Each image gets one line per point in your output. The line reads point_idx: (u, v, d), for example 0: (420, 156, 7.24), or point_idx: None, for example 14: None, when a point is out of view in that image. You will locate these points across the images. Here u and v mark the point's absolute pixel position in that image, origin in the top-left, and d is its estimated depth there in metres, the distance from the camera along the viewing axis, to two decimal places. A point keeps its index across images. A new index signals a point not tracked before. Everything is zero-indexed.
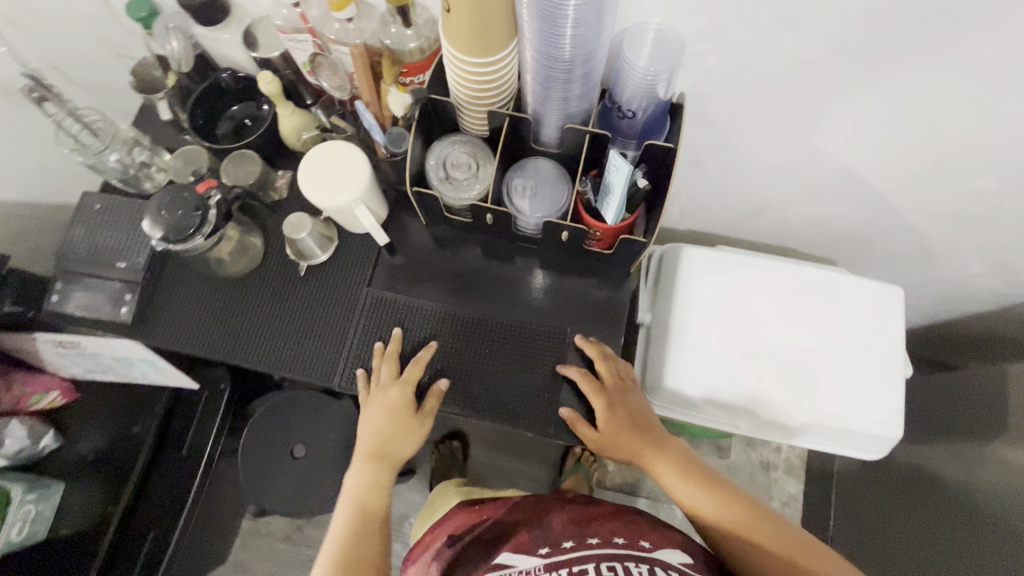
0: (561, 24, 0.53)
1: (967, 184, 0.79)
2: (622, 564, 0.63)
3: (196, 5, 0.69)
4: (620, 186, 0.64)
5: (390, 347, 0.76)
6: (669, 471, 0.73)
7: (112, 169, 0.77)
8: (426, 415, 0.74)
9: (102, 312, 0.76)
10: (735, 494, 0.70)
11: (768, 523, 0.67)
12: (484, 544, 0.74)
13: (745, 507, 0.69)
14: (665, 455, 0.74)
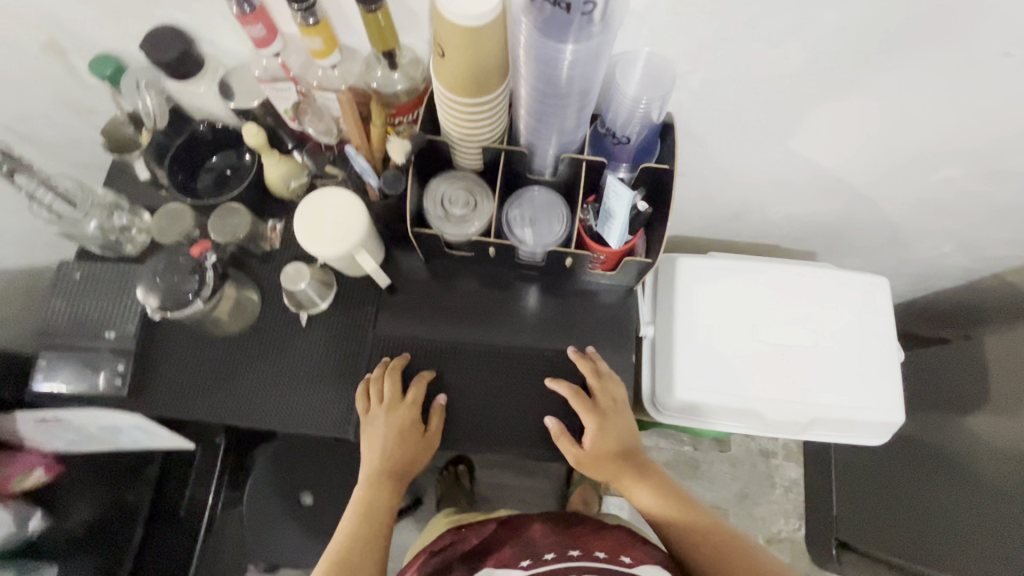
0: (559, 65, 0.53)
1: (937, 175, 0.83)
2: None
3: (170, 60, 0.67)
4: (622, 212, 0.66)
5: (393, 363, 0.76)
6: (642, 492, 0.77)
7: (92, 237, 0.74)
8: (432, 434, 0.76)
9: (95, 386, 0.72)
10: (702, 514, 0.76)
11: (734, 543, 0.73)
12: (466, 558, 0.76)
13: (713, 527, 0.74)
14: (641, 474, 0.78)
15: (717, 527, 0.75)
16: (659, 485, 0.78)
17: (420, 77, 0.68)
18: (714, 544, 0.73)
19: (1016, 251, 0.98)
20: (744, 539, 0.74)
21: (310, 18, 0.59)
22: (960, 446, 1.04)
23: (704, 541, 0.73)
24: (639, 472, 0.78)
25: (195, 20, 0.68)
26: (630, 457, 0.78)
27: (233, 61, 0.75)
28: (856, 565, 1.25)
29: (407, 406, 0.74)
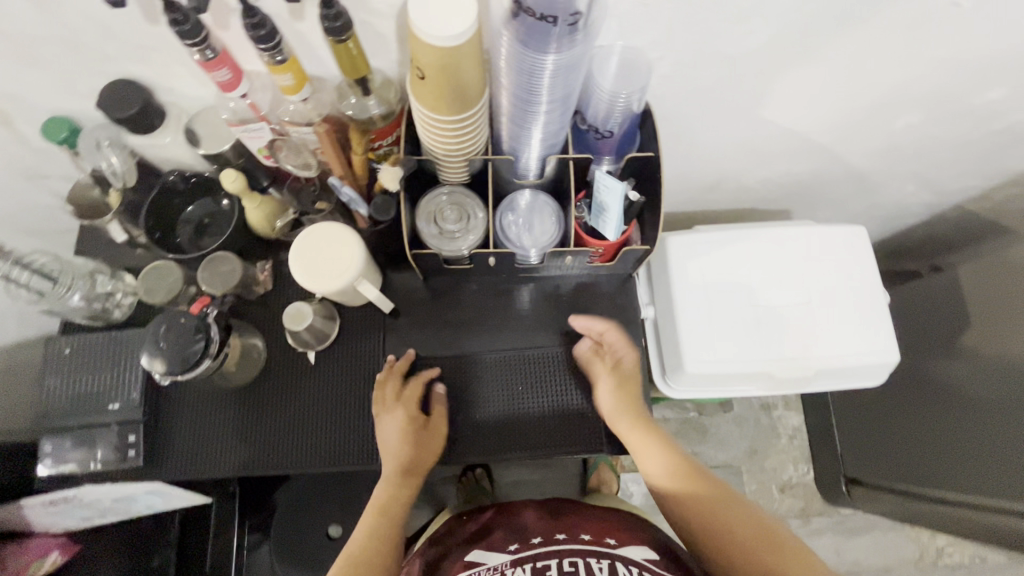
0: (540, 75, 0.54)
1: (899, 122, 0.87)
2: (583, 559, 0.64)
3: (133, 115, 0.64)
4: (615, 205, 0.67)
5: (399, 364, 0.77)
6: (650, 459, 0.77)
7: (76, 310, 0.71)
8: (432, 430, 0.75)
9: (110, 460, 0.70)
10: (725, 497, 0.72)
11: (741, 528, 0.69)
12: (462, 547, 0.74)
13: (727, 507, 0.71)
14: (660, 441, 0.77)
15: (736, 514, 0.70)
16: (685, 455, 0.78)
17: (395, 98, 0.68)
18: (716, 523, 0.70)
19: (975, 182, 1.04)
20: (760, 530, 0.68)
21: (278, 55, 0.57)
22: (946, 372, 1.10)
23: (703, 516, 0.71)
24: (662, 439, 0.77)
25: (152, 71, 0.66)
26: (652, 421, 0.78)
27: (198, 106, 0.72)
28: (866, 497, 1.30)
29: (402, 403, 0.74)
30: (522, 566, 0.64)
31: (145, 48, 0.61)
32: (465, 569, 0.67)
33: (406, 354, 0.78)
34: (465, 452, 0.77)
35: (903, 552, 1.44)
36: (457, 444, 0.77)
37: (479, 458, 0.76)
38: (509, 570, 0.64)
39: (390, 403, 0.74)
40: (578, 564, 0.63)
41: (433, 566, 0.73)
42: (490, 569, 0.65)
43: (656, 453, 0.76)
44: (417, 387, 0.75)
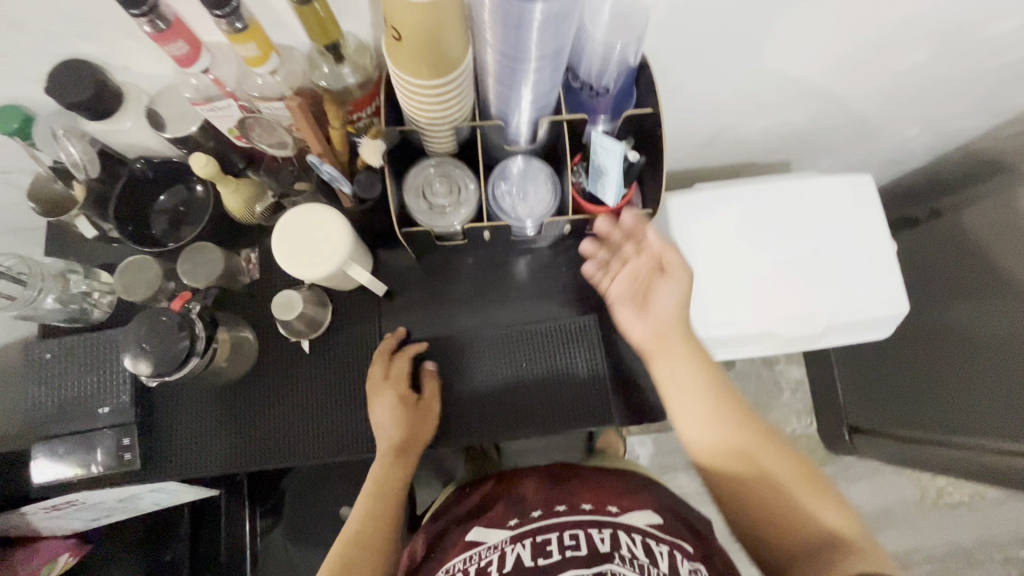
0: (528, 28, 0.49)
1: (905, 61, 0.82)
2: (585, 530, 0.62)
3: (86, 100, 0.59)
4: (615, 168, 0.63)
5: (387, 343, 0.74)
6: (688, 414, 0.67)
7: (53, 313, 0.67)
8: (427, 408, 0.73)
9: (105, 466, 0.67)
10: (768, 460, 0.64)
11: (779, 503, 0.62)
12: (461, 523, 0.72)
13: (768, 475, 0.63)
14: (701, 389, 0.67)
15: (779, 485, 0.63)
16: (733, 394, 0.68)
17: (370, 63, 0.62)
18: (753, 496, 0.63)
19: (980, 120, 1.00)
20: (799, 503, 0.62)
21: (237, 22, 0.51)
22: (947, 317, 1.09)
23: (742, 491, 0.64)
24: (704, 384, 0.67)
25: (103, 49, 0.60)
26: (696, 361, 0.68)
27: (159, 85, 0.67)
28: (869, 446, 1.30)
29: (393, 383, 0.72)
30: (522, 542, 0.63)
31: (90, 23, 0.56)
32: (467, 550, 0.65)
33: (394, 332, 0.75)
34: (471, 432, 0.75)
35: (903, 494, 1.47)
36: (462, 424, 0.75)
37: (485, 437, 0.75)
38: (509, 547, 0.63)
39: (404, 384, 0.72)
40: (579, 537, 0.61)
41: (436, 545, 0.71)
42: (490, 548, 0.63)
43: (695, 407, 0.66)
44: (406, 364, 0.73)
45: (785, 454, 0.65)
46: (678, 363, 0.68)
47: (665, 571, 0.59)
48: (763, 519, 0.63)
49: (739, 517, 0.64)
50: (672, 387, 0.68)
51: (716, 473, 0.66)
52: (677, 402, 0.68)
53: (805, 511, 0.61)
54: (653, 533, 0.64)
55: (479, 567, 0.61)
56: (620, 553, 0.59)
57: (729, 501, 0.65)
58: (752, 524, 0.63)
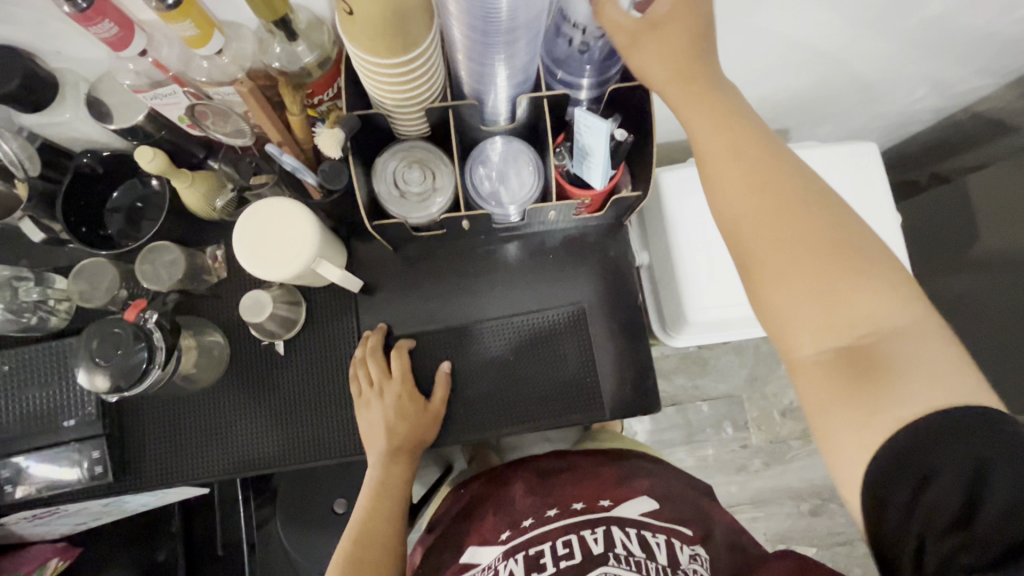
0: None
1: (914, 18, 0.75)
2: (577, 535, 0.60)
3: (13, 91, 0.53)
4: (601, 149, 0.57)
5: (373, 342, 0.70)
6: (726, 179, 0.45)
7: (4, 323, 0.64)
8: (437, 407, 0.69)
9: (75, 479, 0.64)
10: (841, 245, 0.42)
11: (842, 300, 0.41)
12: (454, 534, 0.70)
13: (837, 267, 0.42)
14: (746, 145, 0.44)
15: (847, 276, 0.42)
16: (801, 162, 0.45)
17: (328, 41, 0.56)
18: (805, 293, 0.42)
19: (989, 80, 0.93)
20: (876, 306, 0.41)
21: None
22: (952, 287, 1.05)
23: (790, 280, 0.42)
24: (752, 142, 0.45)
25: (27, 32, 0.54)
26: (743, 112, 0.45)
27: (99, 71, 0.61)
28: None
29: (397, 380, 0.69)
30: (514, 556, 0.60)
31: (7, 5, 0.49)
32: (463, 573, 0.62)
33: (379, 328, 0.71)
34: (459, 430, 0.71)
35: None
36: (451, 424, 0.71)
37: (472, 434, 0.71)
38: (501, 564, 0.60)
39: (409, 383, 0.69)
40: (572, 543, 0.59)
41: (432, 554, 0.70)
42: (484, 569, 0.61)
43: (736, 168, 0.44)
44: (406, 361, 0.70)
45: (865, 242, 0.43)
46: (711, 109, 0.45)
47: (663, 564, 0.57)
48: (813, 320, 0.42)
49: (771, 318, 0.44)
50: (700, 145, 0.46)
51: (750, 261, 0.44)
52: (706, 169, 0.46)
53: (884, 318, 0.41)
54: (648, 523, 0.62)
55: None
56: (614, 552, 0.57)
57: (766, 294, 0.44)
58: (790, 330, 0.43)
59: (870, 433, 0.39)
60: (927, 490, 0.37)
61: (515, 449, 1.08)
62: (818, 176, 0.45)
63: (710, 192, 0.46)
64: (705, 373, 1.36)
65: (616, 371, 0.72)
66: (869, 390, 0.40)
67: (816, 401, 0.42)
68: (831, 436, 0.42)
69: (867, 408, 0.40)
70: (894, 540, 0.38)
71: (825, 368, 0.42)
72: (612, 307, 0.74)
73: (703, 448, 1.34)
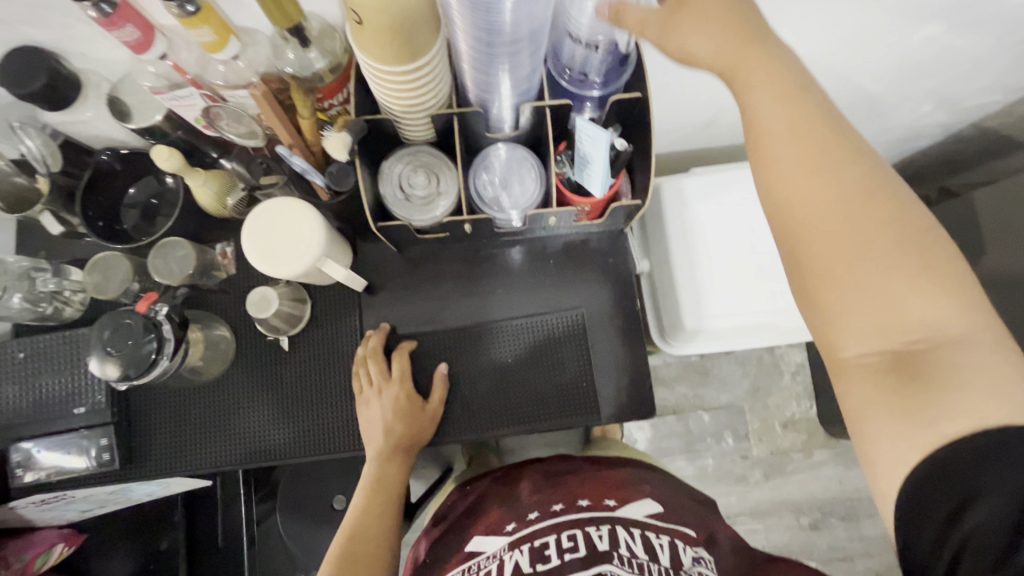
0: (498, 11, 0.45)
1: (917, 36, 0.76)
2: (583, 530, 0.61)
3: (39, 89, 0.56)
4: (601, 158, 0.58)
5: (375, 341, 0.71)
6: (785, 169, 0.42)
7: (22, 313, 0.66)
8: (435, 407, 0.71)
9: (83, 467, 0.66)
10: (902, 245, 0.40)
11: (899, 304, 0.40)
12: (456, 528, 0.71)
13: (897, 268, 0.40)
14: (809, 130, 0.42)
15: (907, 279, 0.40)
16: (865, 146, 0.43)
17: (340, 48, 0.58)
18: (860, 294, 0.41)
19: (996, 98, 0.93)
20: (934, 312, 0.40)
21: (188, 5, 0.47)
22: None
23: (845, 280, 0.41)
24: (818, 126, 0.42)
25: (54, 33, 0.56)
26: (808, 91, 0.43)
27: (120, 72, 0.63)
28: None
29: (396, 381, 0.70)
30: (519, 547, 0.60)
31: (36, 8, 0.52)
32: (466, 560, 0.63)
33: (382, 328, 0.73)
34: (456, 430, 0.72)
35: None
36: (450, 425, 0.72)
37: (471, 435, 0.72)
38: (507, 555, 0.60)
39: (408, 385, 0.70)
40: (577, 538, 0.60)
41: (434, 547, 0.71)
42: (489, 557, 0.61)
43: (799, 157, 0.42)
44: (406, 362, 0.71)
45: (928, 240, 0.41)
46: (772, 91, 0.42)
47: (665, 565, 0.57)
48: (866, 321, 0.41)
49: (819, 315, 0.43)
50: (758, 130, 0.43)
51: (805, 256, 0.42)
52: (765, 155, 0.43)
53: (939, 325, 0.40)
54: (652, 525, 0.63)
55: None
56: (619, 552, 0.57)
57: (818, 295, 0.42)
58: (840, 331, 0.42)
59: (911, 446, 0.39)
60: (969, 508, 0.38)
61: (514, 453, 1.09)
62: (881, 164, 0.43)
63: (765, 178, 0.43)
64: (707, 382, 1.36)
65: (614, 379, 0.73)
66: (917, 398, 0.39)
67: (858, 403, 0.42)
68: (866, 442, 0.41)
69: (911, 421, 0.39)
70: (927, 557, 0.39)
71: (872, 373, 0.41)
72: (610, 313, 0.75)
73: (703, 458, 1.34)
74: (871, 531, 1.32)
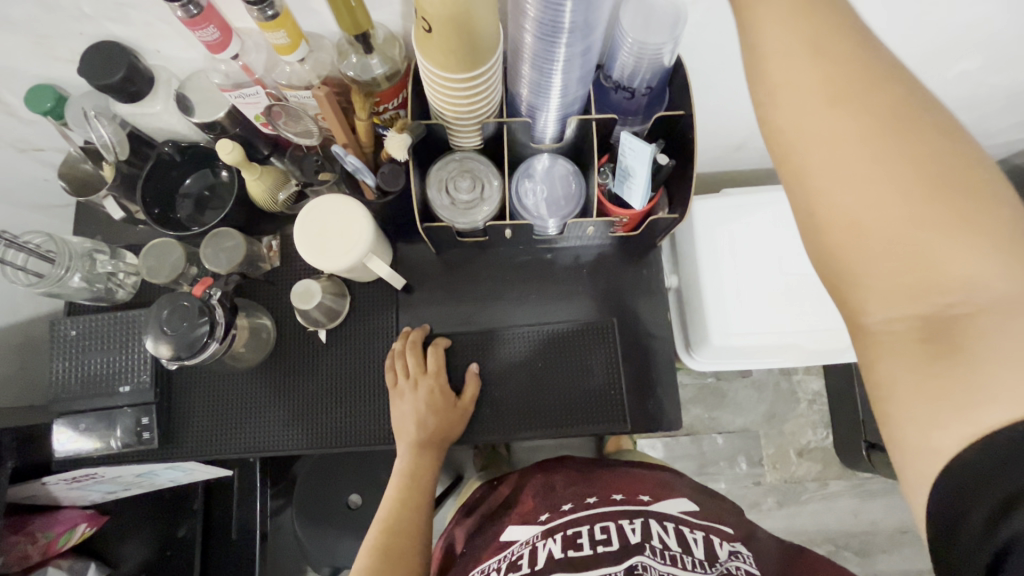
0: (558, 37, 0.49)
1: (953, 70, 0.78)
2: (615, 522, 0.63)
3: (117, 81, 0.59)
4: (643, 170, 0.60)
5: (414, 335, 0.74)
6: (797, 98, 0.36)
7: (79, 292, 0.69)
8: (467, 404, 0.72)
9: (117, 447, 0.68)
10: (940, 186, 0.34)
11: (932, 257, 0.34)
12: (492, 521, 0.74)
13: (933, 215, 0.34)
14: (830, 49, 0.36)
15: (948, 233, 0.34)
16: (897, 73, 0.36)
17: (399, 55, 0.61)
18: (887, 247, 0.35)
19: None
20: (977, 267, 0.33)
21: (268, 10, 0.51)
22: None
23: (867, 228, 0.35)
24: (838, 50, 0.36)
25: (134, 31, 0.60)
26: (835, 8, 0.37)
27: (189, 69, 0.67)
28: (887, 464, 1.13)
29: (432, 374, 0.71)
30: (552, 537, 0.63)
31: (124, 7, 0.56)
32: (501, 546, 0.66)
33: (421, 326, 0.75)
34: (481, 430, 0.73)
35: None
36: (476, 425, 0.74)
37: (494, 437, 0.73)
38: (541, 542, 0.63)
39: (442, 379, 0.72)
40: (610, 530, 0.61)
41: (471, 538, 0.73)
42: (522, 543, 0.64)
43: (814, 85, 0.36)
44: (441, 358, 0.73)
45: (972, 181, 0.34)
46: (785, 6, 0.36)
47: (700, 557, 0.58)
48: (892, 281, 0.35)
49: (835, 275, 0.37)
50: (766, 53, 0.37)
51: (821, 205, 0.36)
52: (776, 84, 0.37)
53: (982, 282, 0.33)
54: (686, 520, 0.64)
55: (511, 562, 0.61)
56: (651, 544, 0.59)
57: (835, 247, 0.36)
58: (859, 292, 0.36)
59: (948, 436, 0.33)
60: (1009, 516, 0.32)
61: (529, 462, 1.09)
62: (917, 92, 0.36)
63: (774, 116, 0.38)
64: (723, 406, 1.36)
65: (637, 390, 0.75)
66: (951, 377, 0.33)
67: (886, 377, 0.36)
68: (898, 427, 0.35)
69: (944, 405, 0.33)
70: (965, 561, 0.33)
71: (898, 341, 0.35)
72: (636, 322, 0.77)
73: (716, 482, 1.33)
74: (887, 567, 1.29)
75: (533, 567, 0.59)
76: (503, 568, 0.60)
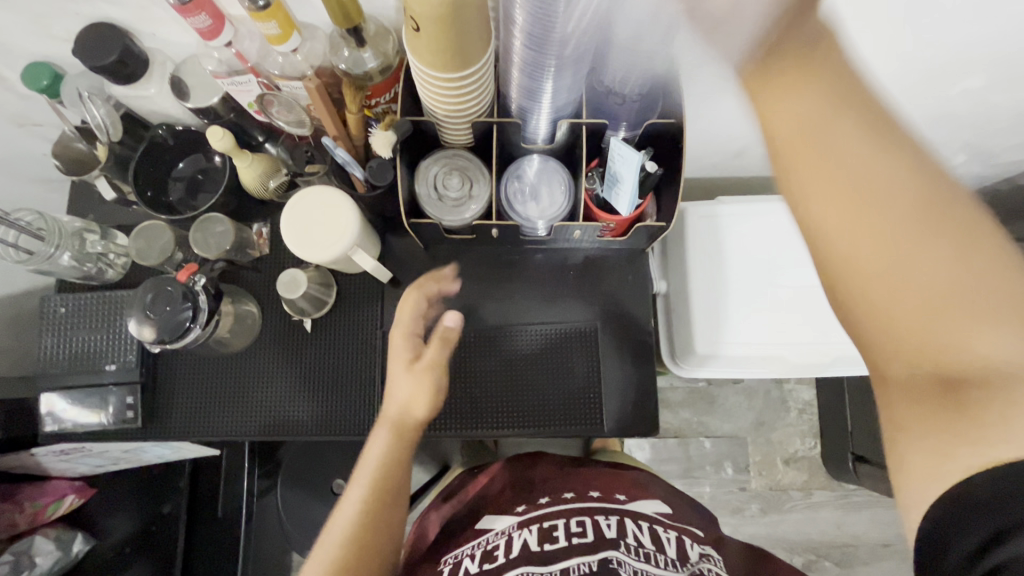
0: (546, 47, 0.50)
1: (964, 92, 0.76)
2: (591, 518, 0.63)
3: (111, 63, 0.59)
4: (631, 177, 0.60)
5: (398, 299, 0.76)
6: (815, 172, 0.35)
7: (69, 270, 0.70)
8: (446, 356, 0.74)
9: (101, 422, 0.70)
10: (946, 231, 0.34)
11: (952, 325, 0.34)
12: (467, 509, 0.75)
13: (956, 283, 0.33)
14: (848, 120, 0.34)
15: (969, 301, 0.33)
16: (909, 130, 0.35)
17: (392, 50, 0.61)
18: (909, 315, 0.34)
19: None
20: (998, 334, 0.33)
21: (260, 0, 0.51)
22: None
23: (888, 302, 0.35)
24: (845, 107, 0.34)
25: (130, 13, 0.60)
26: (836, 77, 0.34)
27: (185, 53, 0.67)
28: (872, 478, 1.13)
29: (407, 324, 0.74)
30: (528, 527, 0.64)
31: None
32: (477, 536, 0.67)
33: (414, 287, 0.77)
34: (460, 426, 0.74)
35: None
36: (455, 423, 0.74)
37: (472, 433, 0.74)
38: (516, 532, 0.63)
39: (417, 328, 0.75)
40: (586, 524, 0.62)
41: (445, 525, 0.74)
42: (497, 533, 0.65)
43: (833, 158, 0.34)
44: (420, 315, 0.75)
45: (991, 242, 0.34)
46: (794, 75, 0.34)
47: (673, 555, 0.59)
48: (913, 350, 0.35)
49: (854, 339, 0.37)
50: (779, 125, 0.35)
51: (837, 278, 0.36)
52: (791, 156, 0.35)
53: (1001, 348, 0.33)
54: (660, 520, 0.65)
55: (487, 552, 0.62)
56: (626, 541, 0.60)
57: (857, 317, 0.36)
58: (879, 356, 0.36)
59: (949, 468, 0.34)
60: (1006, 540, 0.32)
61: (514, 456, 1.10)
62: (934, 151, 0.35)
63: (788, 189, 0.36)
64: (712, 411, 1.36)
65: (618, 396, 0.75)
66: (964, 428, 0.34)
67: (901, 422, 0.37)
68: (904, 464, 0.36)
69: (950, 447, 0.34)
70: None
71: (915, 403, 0.35)
72: (622, 327, 0.77)
73: (700, 486, 1.34)
74: None
75: (507, 556, 0.60)
76: (478, 557, 0.61)
